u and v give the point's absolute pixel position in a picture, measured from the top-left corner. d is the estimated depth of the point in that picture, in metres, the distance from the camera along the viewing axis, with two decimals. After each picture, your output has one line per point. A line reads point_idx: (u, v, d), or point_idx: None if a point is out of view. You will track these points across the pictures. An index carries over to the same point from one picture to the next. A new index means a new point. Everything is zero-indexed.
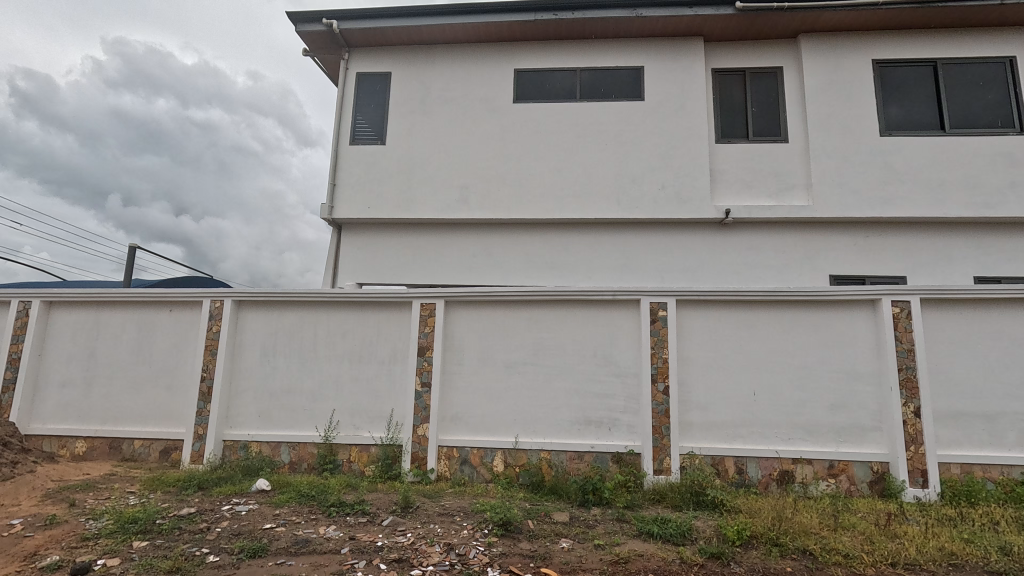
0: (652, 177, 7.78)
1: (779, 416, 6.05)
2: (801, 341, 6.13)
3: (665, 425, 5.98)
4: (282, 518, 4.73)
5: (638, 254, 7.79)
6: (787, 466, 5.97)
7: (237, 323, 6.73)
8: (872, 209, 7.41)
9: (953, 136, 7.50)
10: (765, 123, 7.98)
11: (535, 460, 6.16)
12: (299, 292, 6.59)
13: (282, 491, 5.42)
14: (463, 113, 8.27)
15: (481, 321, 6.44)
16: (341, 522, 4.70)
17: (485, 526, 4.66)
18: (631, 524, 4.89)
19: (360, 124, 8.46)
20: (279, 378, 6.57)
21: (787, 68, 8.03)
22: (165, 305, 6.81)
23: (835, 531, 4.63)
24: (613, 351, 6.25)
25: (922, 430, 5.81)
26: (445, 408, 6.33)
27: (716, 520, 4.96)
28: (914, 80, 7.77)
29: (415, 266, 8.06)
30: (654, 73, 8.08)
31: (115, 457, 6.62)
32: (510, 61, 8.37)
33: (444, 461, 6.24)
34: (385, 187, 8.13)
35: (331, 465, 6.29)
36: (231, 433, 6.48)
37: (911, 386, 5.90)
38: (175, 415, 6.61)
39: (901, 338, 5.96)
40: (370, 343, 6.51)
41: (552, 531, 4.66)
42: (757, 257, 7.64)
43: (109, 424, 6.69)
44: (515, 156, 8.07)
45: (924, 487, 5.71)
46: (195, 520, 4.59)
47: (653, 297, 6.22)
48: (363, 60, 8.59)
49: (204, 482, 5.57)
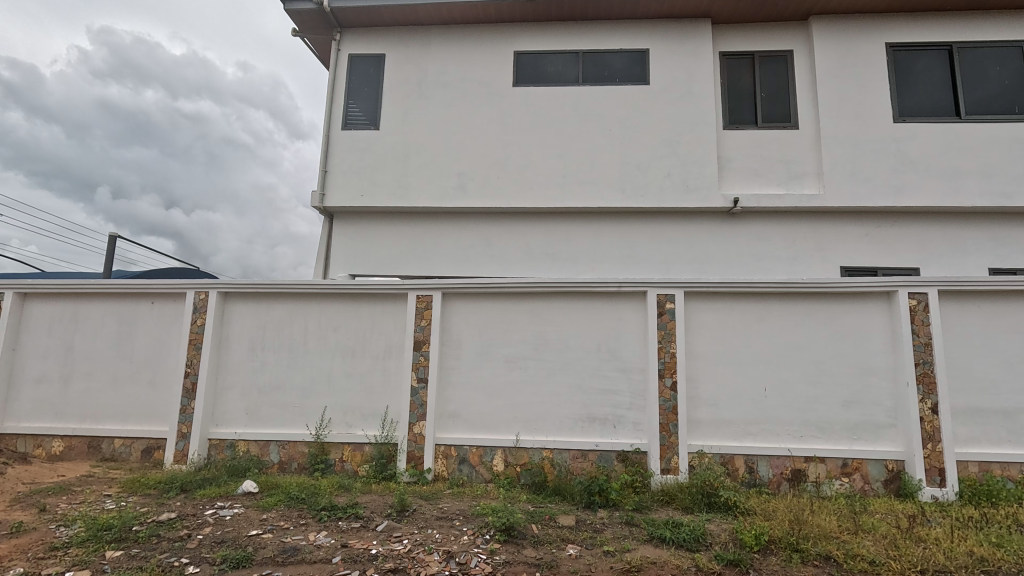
0: (657, 165, 7.49)
1: (791, 413, 5.80)
2: (814, 335, 5.86)
3: (672, 422, 5.72)
4: (268, 524, 4.42)
5: (642, 244, 7.51)
6: (799, 465, 5.72)
7: (223, 316, 6.39)
8: (884, 198, 7.16)
9: (968, 122, 7.25)
10: (774, 108, 7.70)
11: (537, 459, 5.89)
12: (289, 284, 6.26)
13: (270, 493, 5.11)
14: (459, 97, 7.94)
15: (480, 315, 6.14)
16: (332, 528, 4.40)
17: (486, 531, 4.37)
18: (641, 528, 4.61)
19: (353, 108, 8.09)
20: (267, 373, 6.25)
21: (796, 51, 7.75)
22: (146, 297, 6.46)
23: (857, 535, 4.38)
24: (619, 345, 5.97)
25: (940, 427, 5.57)
26: (442, 405, 6.04)
27: (731, 523, 4.70)
28: (928, 64, 7.51)
29: (410, 257, 7.73)
30: (660, 56, 7.77)
31: (94, 457, 6.28)
32: (510, 43, 8.03)
33: (441, 460, 5.94)
34: (378, 174, 7.78)
35: (323, 465, 5.99)
36: (217, 432, 6.16)
37: (929, 382, 5.65)
38: (157, 413, 6.28)
39: (918, 331, 5.72)
40: (364, 337, 6.20)
41: (558, 536, 4.38)
42: (765, 248, 7.38)
43: (89, 422, 6.35)
44: (515, 143, 7.74)
45: (941, 486, 5.48)
46: (175, 526, 4.28)
47: (660, 288, 5.95)
48: (356, 42, 8.21)
49: (186, 484, 5.26)
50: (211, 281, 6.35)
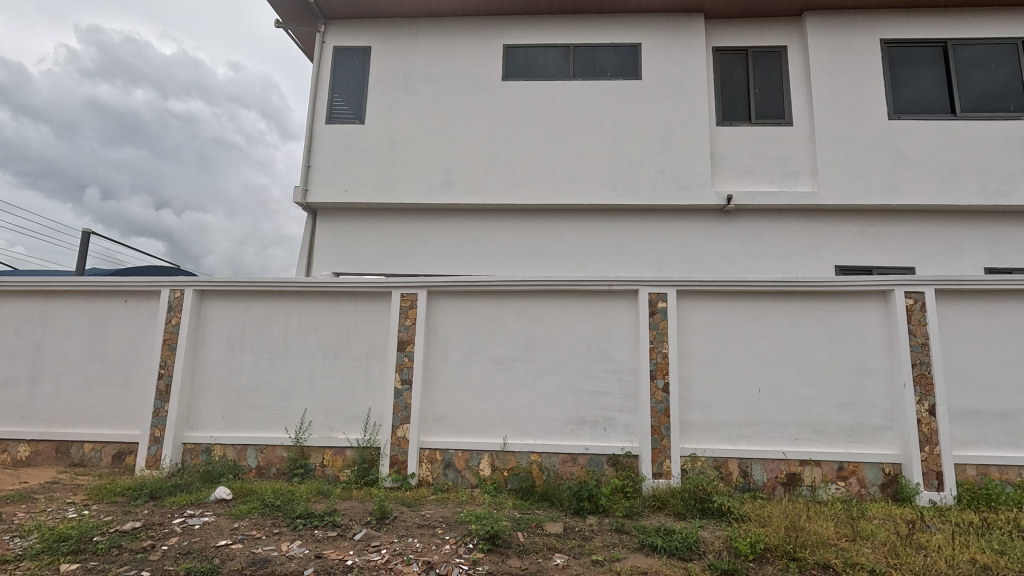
0: (649, 161, 7.33)
1: (785, 415, 5.64)
2: (809, 335, 5.71)
3: (665, 425, 5.54)
4: (239, 533, 4.19)
5: (634, 242, 7.35)
6: (794, 468, 5.57)
7: (200, 315, 6.14)
8: (881, 196, 7.02)
9: (963, 120, 7.14)
10: (768, 105, 7.57)
11: (525, 463, 5.68)
12: (269, 282, 6.03)
13: (244, 500, 4.89)
14: (447, 92, 7.74)
15: (466, 314, 5.94)
16: (307, 537, 4.18)
17: (469, 540, 4.16)
18: (631, 535, 4.42)
19: (337, 102, 7.87)
20: (245, 375, 6.01)
21: (791, 47, 7.61)
22: (120, 295, 6.21)
23: (855, 543, 4.21)
24: (609, 345, 5.79)
25: (937, 430, 5.43)
26: (427, 407, 5.83)
27: (725, 531, 4.51)
28: (923, 61, 7.41)
29: (396, 255, 7.53)
30: (652, 51, 7.61)
31: (62, 462, 6.02)
32: (500, 37, 7.85)
33: (425, 464, 5.73)
34: (363, 169, 7.57)
35: (302, 470, 5.76)
36: (193, 436, 5.92)
37: (926, 383, 5.51)
38: (130, 416, 6.03)
39: (914, 331, 5.58)
40: (346, 337, 5.98)
41: (545, 544, 4.18)
42: (759, 247, 7.22)
43: (57, 426, 6.09)
44: (504, 138, 7.56)
45: (939, 490, 5.34)
46: (139, 536, 4.05)
47: (652, 287, 5.78)
48: (341, 34, 8.00)
49: (156, 491, 5.02)
50: (187, 279, 6.11)
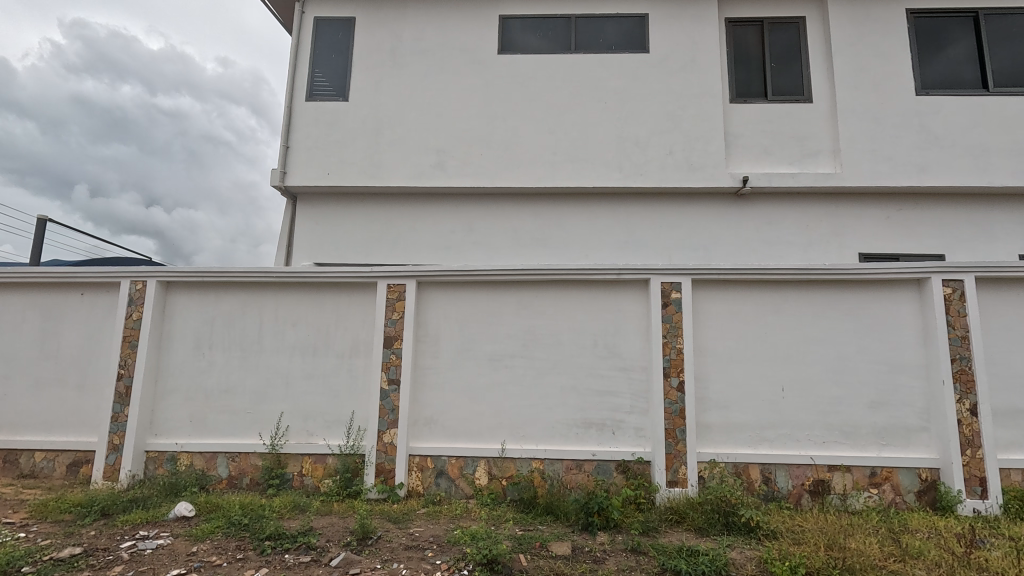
0: (657, 141, 6.77)
1: (812, 416, 5.10)
2: (838, 329, 5.17)
3: (680, 428, 5.00)
4: (196, 560, 3.62)
5: (641, 228, 6.80)
6: (823, 475, 5.02)
7: (165, 309, 5.54)
8: (909, 177, 6.48)
9: (995, 96, 6.63)
10: (785, 80, 7.02)
11: (526, 471, 5.12)
12: (240, 273, 5.42)
13: (207, 518, 4.30)
14: (439, 67, 7.15)
15: (460, 306, 5.36)
16: (275, 564, 3.61)
17: (464, 565, 3.62)
18: (649, 557, 3.87)
19: (319, 78, 7.26)
20: (215, 375, 5.42)
21: (808, 18, 7.08)
22: (76, 287, 5.60)
23: (907, 564, 3.68)
24: (618, 340, 5.24)
25: (980, 431, 4.88)
26: (417, 410, 5.25)
27: (755, 550, 3.97)
28: (952, 32, 6.88)
29: (384, 243, 6.94)
30: (660, 22, 7.06)
31: (9, 473, 5.40)
32: (496, 8, 7.27)
33: (416, 472, 5.17)
34: (348, 150, 6.97)
35: (278, 480, 5.18)
36: (156, 443, 5.33)
37: (967, 379, 4.95)
38: (86, 421, 5.42)
39: (953, 324, 5.02)
40: (328, 332, 5.40)
41: (549, 570, 3.60)
42: (776, 232, 6.69)
43: (6, 433, 5.48)
44: (500, 117, 6.98)
45: (983, 498, 4.79)
46: (76, 567, 3.48)
47: (665, 276, 5.21)
48: (323, 4, 7.38)
49: (108, 507, 4.43)
50: (149, 269, 5.49)
